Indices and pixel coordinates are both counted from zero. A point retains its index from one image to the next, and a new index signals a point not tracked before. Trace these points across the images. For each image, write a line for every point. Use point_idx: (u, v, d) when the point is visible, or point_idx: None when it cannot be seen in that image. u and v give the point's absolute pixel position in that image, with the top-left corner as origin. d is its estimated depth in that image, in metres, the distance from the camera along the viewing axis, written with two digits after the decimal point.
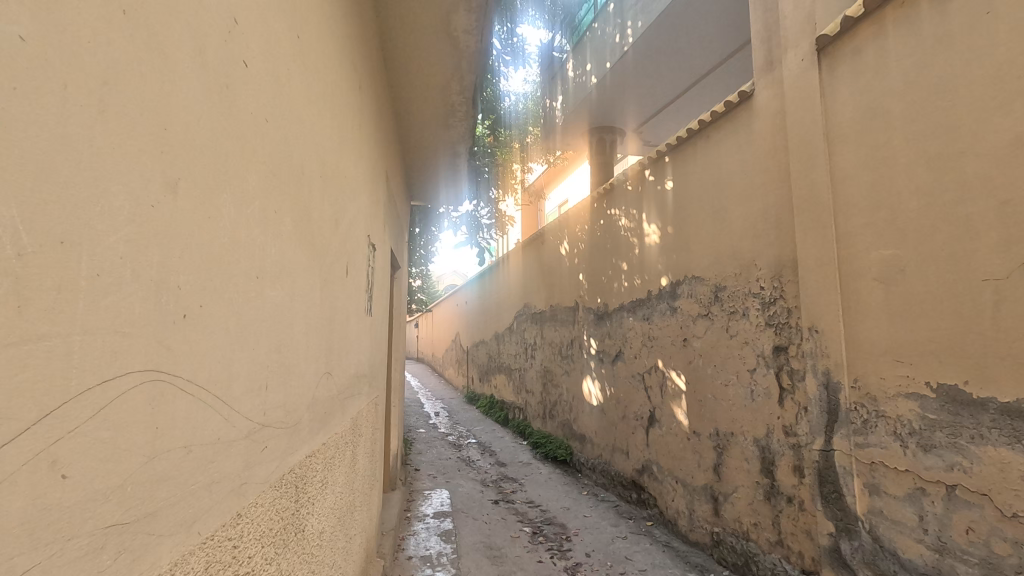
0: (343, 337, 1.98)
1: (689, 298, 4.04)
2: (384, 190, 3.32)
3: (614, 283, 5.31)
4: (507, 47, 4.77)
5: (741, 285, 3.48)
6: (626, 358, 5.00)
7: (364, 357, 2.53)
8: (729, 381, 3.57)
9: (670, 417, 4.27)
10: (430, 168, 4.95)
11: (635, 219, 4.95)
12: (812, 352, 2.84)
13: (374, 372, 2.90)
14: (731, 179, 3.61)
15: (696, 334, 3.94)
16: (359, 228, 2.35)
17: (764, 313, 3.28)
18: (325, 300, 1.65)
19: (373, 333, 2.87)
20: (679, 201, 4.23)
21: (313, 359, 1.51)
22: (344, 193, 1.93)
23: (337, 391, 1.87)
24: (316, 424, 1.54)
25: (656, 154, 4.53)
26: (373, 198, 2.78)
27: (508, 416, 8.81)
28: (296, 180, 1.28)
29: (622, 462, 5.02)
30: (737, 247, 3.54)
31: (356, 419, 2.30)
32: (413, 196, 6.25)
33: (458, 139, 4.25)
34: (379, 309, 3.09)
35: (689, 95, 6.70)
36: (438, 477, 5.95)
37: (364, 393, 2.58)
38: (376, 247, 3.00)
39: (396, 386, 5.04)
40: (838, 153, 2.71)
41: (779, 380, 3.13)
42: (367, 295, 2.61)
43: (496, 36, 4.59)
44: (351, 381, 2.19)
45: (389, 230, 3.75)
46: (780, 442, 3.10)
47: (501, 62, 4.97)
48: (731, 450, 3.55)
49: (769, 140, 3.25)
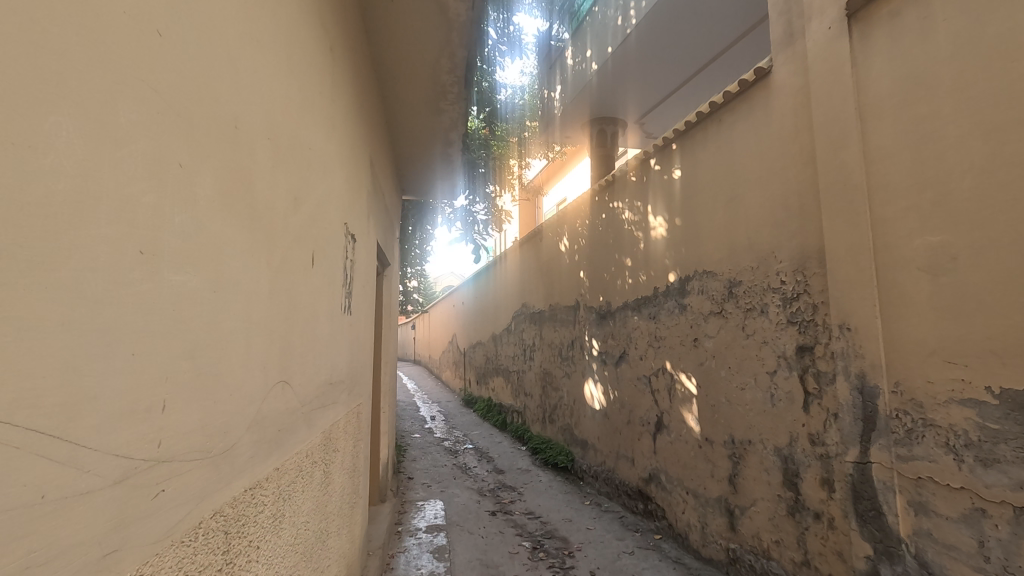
0: (309, 337, 1.68)
1: (700, 295, 3.75)
2: (367, 177, 3.03)
3: (617, 280, 5.02)
4: (504, 35, 4.44)
5: (758, 279, 3.19)
6: (631, 360, 4.71)
7: (340, 361, 2.23)
8: (746, 385, 3.28)
9: (679, 422, 3.98)
10: (421, 158, 4.66)
11: (639, 211, 4.66)
12: (843, 352, 2.55)
13: (355, 378, 2.62)
14: (746, 165, 3.32)
15: (708, 333, 3.65)
16: (333, 212, 2.06)
17: (785, 310, 2.99)
18: (279, 293, 1.35)
19: (354, 335, 2.57)
20: (687, 191, 3.94)
21: (259, 365, 1.21)
22: (309, 167, 1.64)
23: (299, 403, 1.57)
24: (265, 448, 1.24)
25: (661, 142, 4.24)
26: (352, 184, 2.50)
27: (506, 420, 8.51)
28: (224, 136, 0.99)
29: (628, 471, 4.72)
30: (754, 238, 3.24)
31: (329, 434, 2.01)
32: (405, 190, 5.97)
33: (450, 126, 3.97)
34: (361, 307, 2.80)
35: (691, 83, 6.40)
36: (432, 486, 5.65)
37: (342, 401, 2.28)
38: (358, 238, 2.70)
39: (386, 391, 4.74)
40: (872, 130, 2.42)
41: (804, 384, 2.84)
42: (344, 291, 2.32)
43: (492, 25, 4.30)
44: (322, 390, 1.89)
45: (375, 221, 3.48)
46: (806, 452, 2.81)
47: (499, 51, 4.64)
48: (748, 460, 3.26)
49: (790, 121, 2.96)
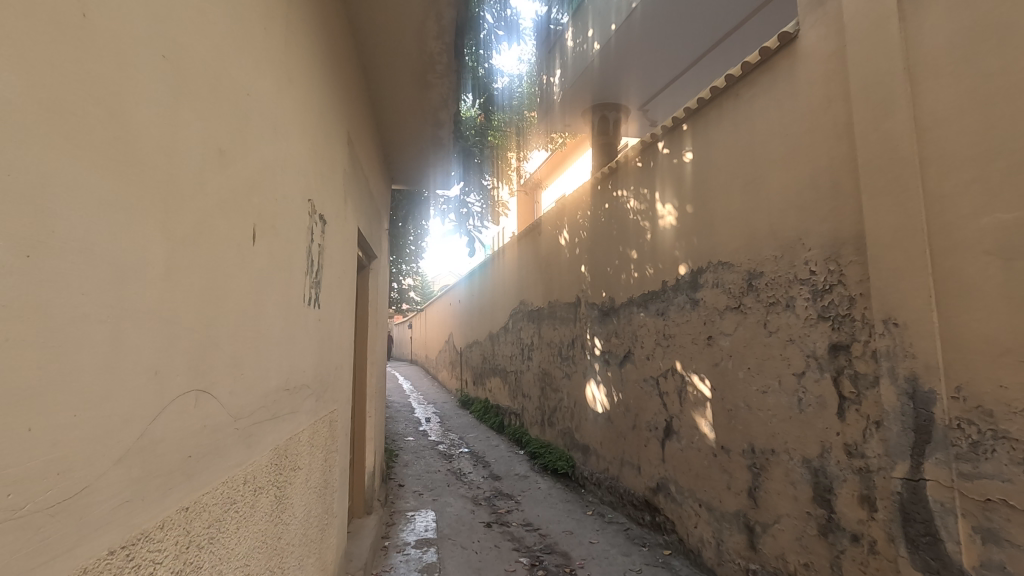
0: (249, 336, 1.34)
1: (715, 288, 3.41)
2: (344, 155, 2.69)
3: (621, 275, 4.68)
4: (500, 21, 4.19)
5: (783, 270, 2.86)
6: (636, 360, 4.37)
7: (301, 361, 1.89)
8: (768, 388, 2.94)
9: (691, 428, 3.64)
10: (410, 142, 4.31)
11: (645, 199, 4.32)
12: (887, 352, 2.21)
13: (324, 381, 2.27)
14: (767, 143, 2.99)
15: (724, 331, 3.31)
16: (290, 184, 1.72)
17: (816, 304, 2.65)
18: (193, 272, 1.02)
19: (322, 332, 2.22)
20: (700, 175, 3.61)
21: (148, 369, 0.87)
22: (247, 117, 1.30)
23: (231, 418, 1.23)
24: (161, 485, 0.91)
25: (670, 123, 3.90)
26: (321, 157, 2.15)
27: (503, 422, 8.17)
28: (53, 22, 0.66)
29: (633, 479, 4.39)
30: (777, 224, 2.90)
31: (285, 450, 1.67)
32: (395, 178, 5.62)
33: (440, 104, 3.63)
34: (334, 299, 2.46)
35: (698, 67, 6.05)
36: (424, 494, 5.30)
37: (305, 410, 1.94)
38: (331, 220, 2.36)
39: (373, 394, 4.39)
40: (925, 93, 2.09)
41: (838, 387, 2.51)
42: (307, 280, 1.97)
43: (487, 11, 4.05)
44: (272, 398, 1.56)
45: (356, 206, 3.13)
46: (841, 465, 2.48)
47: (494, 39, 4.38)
48: (770, 471, 2.92)
49: (821, 90, 2.63)
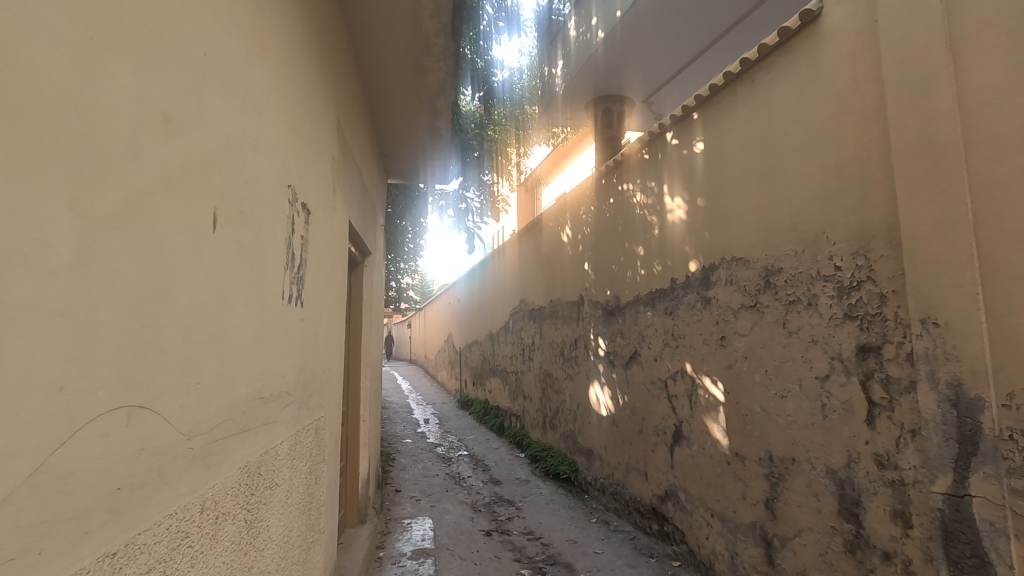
0: (209, 341, 1.14)
1: (728, 286, 3.22)
2: (333, 141, 2.50)
3: (627, 272, 4.48)
4: (501, 12, 4.04)
5: (804, 266, 2.66)
6: (643, 361, 4.18)
7: (279, 366, 1.69)
8: (788, 392, 2.75)
9: (702, 434, 3.45)
10: (406, 132, 4.11)
11: (652, 192, 4.12)
12: (926, 354, 2.02)
13: (308, 387, 2.08)
14: (787, 130, 2.79)
15: (739, 331, 3.12)
16: (264, 165, 1.52)
17: (841, 302, 2.46)
18: (122, 262, 0.82)
19: (306, 333, 2.03)
20: (712, 166, 3.41)
21: (48, 383, 0.67)
22: (204, 82, 1.10)
23: (184, 440, 1.03)
24: (69, 533, 0.71)
25: (680, 112, 3.71)
26: (304, 140, 1.95)
27: (503, 424, 7.97)
28: None
29: (640, 486, 4.20)
30: (798, 217, 2.71)
31: (258, 466, 1.48)
32: (391, 172, 5.41)
33: (437, 91, 3.43)
34: (320, 297, 2.26)
35: (705, 58, 5.84)
36: (421, 500, 5.10)
37: (284, 419, 1.74)
38: (316, 210, 2.16)
39: (367, 397, 4.20)
40: (971, 69, 1.90)
41: (867, 392, 2.31)
42: (287, 276, 1.77)
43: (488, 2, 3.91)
44: (241, 409, 1.36)
45: (348, 197, 2.94)
46: (870, 476, 2.29)
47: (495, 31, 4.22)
48: (790, 481, 2.73)
49: (848, 71, 2.44)
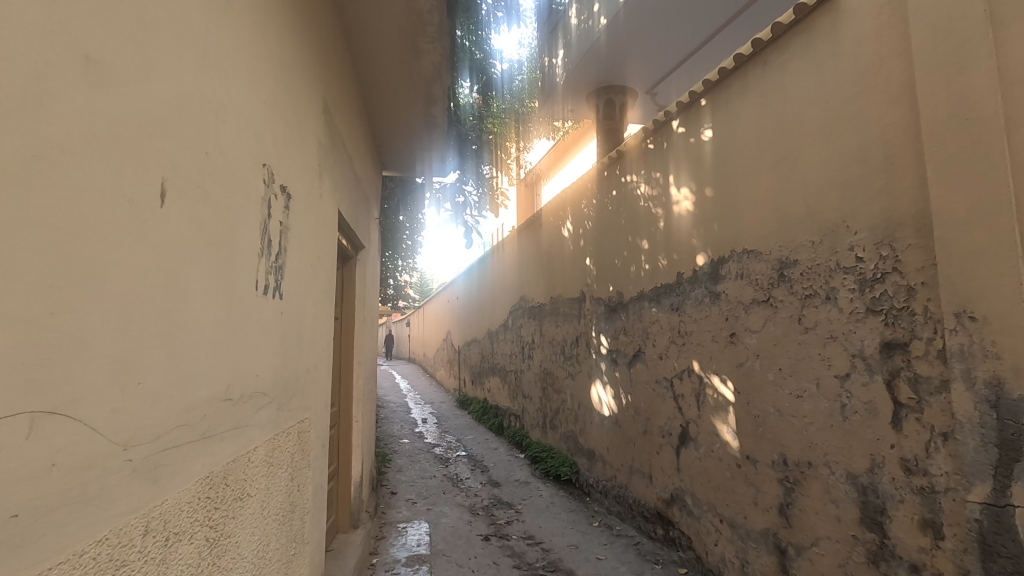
0: (157, 334, 0.98)
1: (739, 280, 3.06)
2: (319, 123, 2.33)
3: (630, 267, 4.31)
4: (500, 3, 3.84)
5: (822, 258, 2.50)
6: (647, 359, 4.02)
7: (253, 364, 1.53)
8: (804, 392, 2.59)
9: (710, 435, 3.28)
10: (400, 120, 3.94)
11: (657, 183, 3.95)
12: (961, 351, 1.86)
13: (288, 386, 1.91)
14: (803, 114, 2.63)
15: (751, 328, 2.96)
16: (234, 139, 1.36)
17: (863, 295, 2.30)
18: (16, 234, 0.66)
19: (285, 329, 1.86)
20: (721, 154, 3.25)
21: None
22: (148, 31, 0.94)
23: (120, 450, 0.87)
24: None
25: (687, 98, 3.54)
26: (283, 116, 1.79)
27: (502, 424, 7.81)
28: None
29: (644, 489, 4.04)
30: (815, 205, 2.54)
31: (225, 476, 1.31)
32: (386, 164, 5.24)
33: (432, 75, 3.26)
34: (303, 289, 2.10)
35: (711, 46, 5.64)
36: (418, 503, 4.94)
37: (259, 422, 1.58)
38: (298, 195, 1.99)
39: (361, 397, 4.03)
40: (1013, 38, 1.74)
41: (893, 392, 2.15)
42: (263, 265, 1.61)
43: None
44: (203, 412, 1.20)
45: (337, 185, 2.77)
46: (897, 482, 2.13)
47: (493, 21, 4.03)
48: (806, 486, 2.57)
49: (872, 48, 2.28)
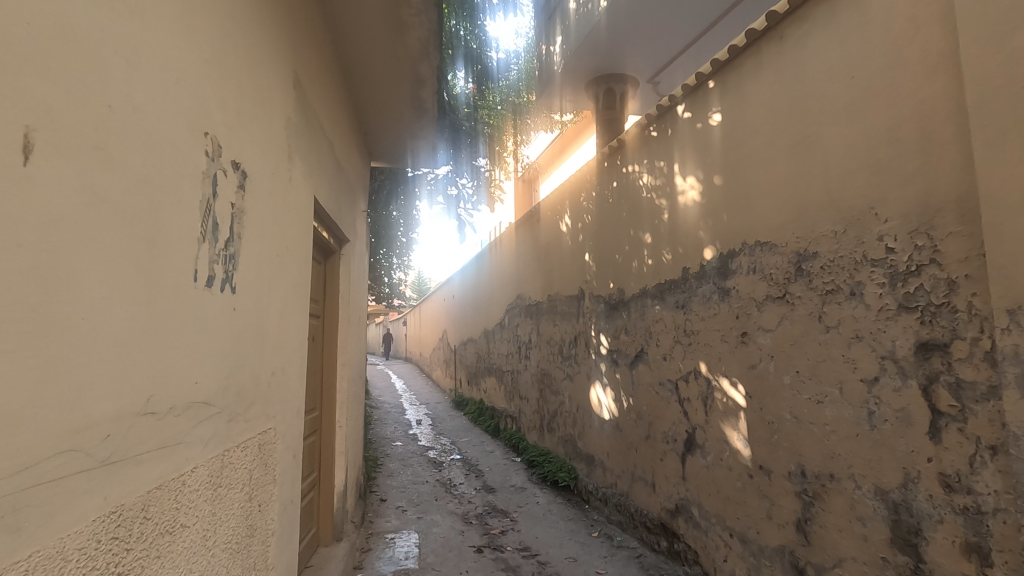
0: (19, 330, 0.75)
1: (751, 275, 2.82)
2: (288, 98, 2.09)
3: (632, 262, 4.08)
4: None
5: (846, 250, 2.26)
6: (650, 359, 3.78)
7: (191, 370, 1.29)
8: (825, 397, 2.35)
9: (719, 442, 3.05)
10: (386, 105, 3.71)
11: (660, 173, 3.72)
12: (1015, 353, 1.63)
13: (246, 394, 1.67)
14: (823, 92, 2.40)
15: (765, 327, 2.72)
16: (162, 97, 1.13)
17: (894, 290, 2.06)
18: None
19: (240, 328, 1.62)
20: (731, 139, 3.02)
21: None
22: None
23: None
24: None
25: (694, 80, 3.31)
26: (236, 80, 1.55)
27: (498, 425, 7.57)
28: None
29: (647, 498, 3.80)
30: (838, 192, 2.31)
31: (143, 509, 1.07)
32: (375, 157, 4.98)
33: (419, 54, 3.03)
34: (265, 282, 1.86)
35: (715, 32, 5.38)
36: (408, 511, 4.69)
37: (201, 438, 1.34)
38: (258, 175, 1.75)
39: (346, 400, 3.79)
40: None
41: (931, 399, 1.92)
42: (206, 253, 1.37)
43: None
44: (106, 432, 0.96)
45: (312, 170, 2.53)
46: (934, 500, 1.90)
47: None
48: (827, 501, 2.34)
49: (906, 14, 2.05)
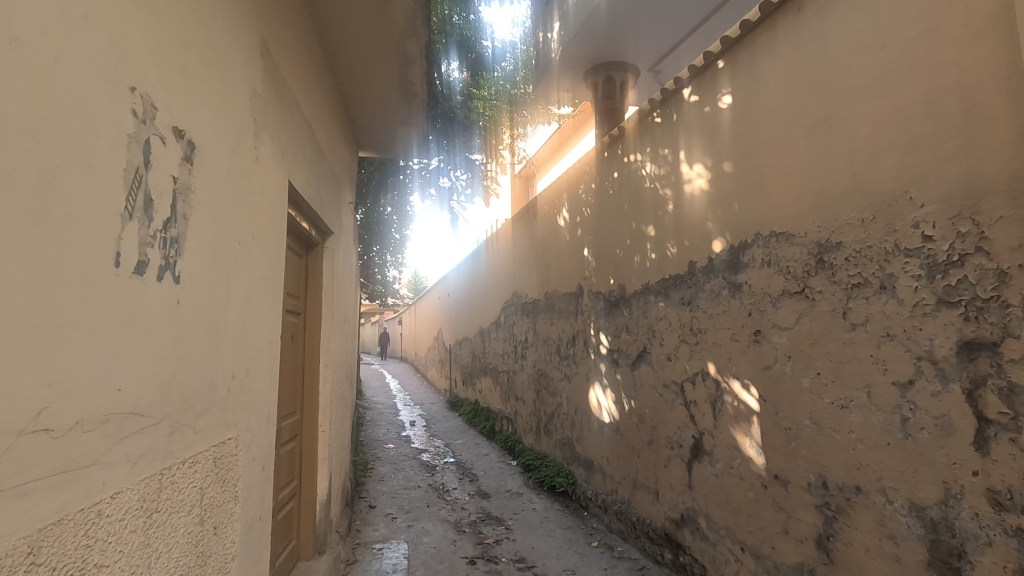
0: None
1: (765, 269, 2.60)
2: (254, 67, 1.86)
3: (634, 257, 3.86)
4: None
5: (875, 239, 2.05)
6: (654, 360, 3.56)
7: (110, 375, 1.05)
8: (850, 402, 2.14)
9: (729, 448, 2.83)
10: (371, 87, 3.48)
11: (663, 161, 3.50)
12: None
13: (195, 401, 1.44)
14: (848, 66, 2.19)
15: (781, 325, 2.50)
16: (63, 35, 0.91)
17: (932, 283, 1.85)
18: None
19: (186, 324, 1.38)
20: (742, 123, 2.80)
21: None
22: None
23: None
24: None
25: (701, 61, 3.08)
26: (180, 34, 1.33)
27: (493, 427, 7.35)
28: None
29: (650, 506, 3.58)
30: (866, 176, 2.09)
31: (32, 552, 0.83)
32: (362, 146, 4.74)
33: (405, 27, 2.80)
34: (223, 273, 1.64)
35: (720, 16, 5.11)
36: (398, 519, 4.47)
37: (126, 456, 1.11)
38: (212, 150, 1.52)
39: (331, 404, 3.55)
40: None
41: (976, 405, 1.71)
42: (134, 235, 1.13)
43: None
44: None
45: (287, 151, 2.30)
46: (982, 520, 1.68)
47: None
48: (853, 517, 2.12)
49: None
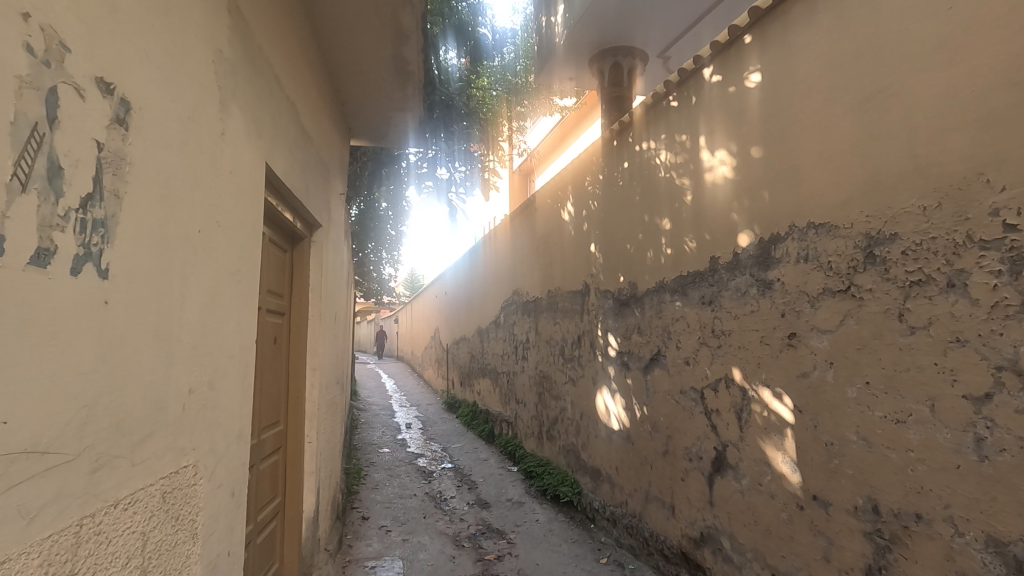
0: None
1: (802, 264, 2.33)
2: (220, 24, 1.58)
3: (647, 253, 3.58)
4: None
5: (940, 229, 1.77)
6: (670, 363, 3.28)
7: None
8: (907, 416, 1.87)
9: (758, 463, 2.55)
10: (362, 66, 3.18)
11: (680, 148, 3.22)
12: None
13: (134, 425, 1.16)
14: (905, 32, 1.91)
15: (821, 328, 2.23)
16: None
17: (1016, 281, 1.58)
18: None
19: (119, 330, 1.10)
20: (773, 102, 2.52)
21: None
22: None
23: None
24: None
25: (726, 36, 2.81)
26: None
27: (493, 430, 7.07)
28: None
29: (665, 521, 3.31)
30: (928, 157, 1.81)
31: None
32: (355, 135, 4.45)
33: None
34: (177, 267, 1.35)
35: None
36: (393, 532, 4.19)
37: (13, 513, 0.81)
38: (159, 115, 1.24)
39: (319, 412, 3.27)
40: None
41: None
42: (27, 212, 0.85)
43: None
44: None
45: (263, 129, 2.01)
46: None
47: None
48: (912, 548, 1.85)
49: None
